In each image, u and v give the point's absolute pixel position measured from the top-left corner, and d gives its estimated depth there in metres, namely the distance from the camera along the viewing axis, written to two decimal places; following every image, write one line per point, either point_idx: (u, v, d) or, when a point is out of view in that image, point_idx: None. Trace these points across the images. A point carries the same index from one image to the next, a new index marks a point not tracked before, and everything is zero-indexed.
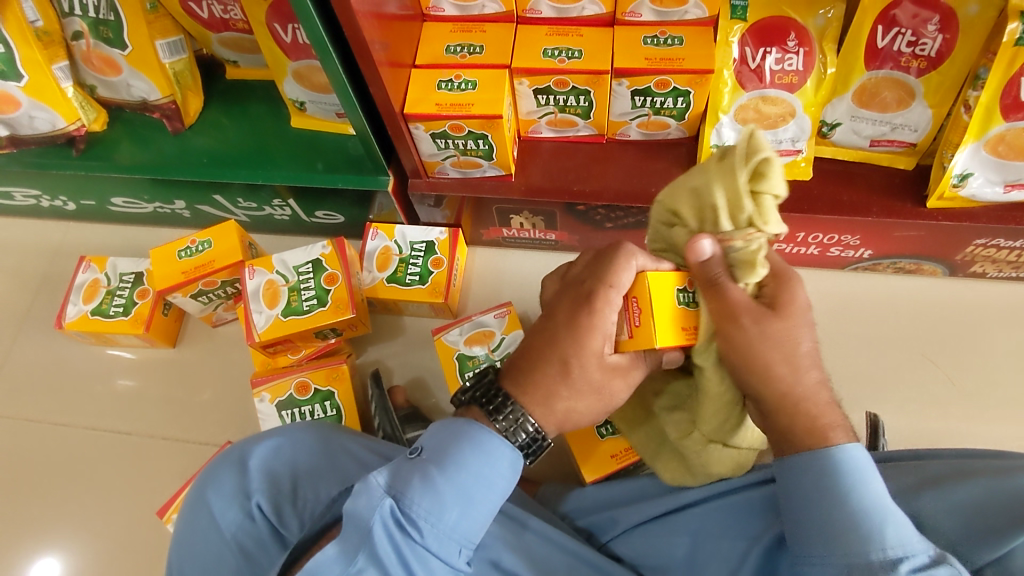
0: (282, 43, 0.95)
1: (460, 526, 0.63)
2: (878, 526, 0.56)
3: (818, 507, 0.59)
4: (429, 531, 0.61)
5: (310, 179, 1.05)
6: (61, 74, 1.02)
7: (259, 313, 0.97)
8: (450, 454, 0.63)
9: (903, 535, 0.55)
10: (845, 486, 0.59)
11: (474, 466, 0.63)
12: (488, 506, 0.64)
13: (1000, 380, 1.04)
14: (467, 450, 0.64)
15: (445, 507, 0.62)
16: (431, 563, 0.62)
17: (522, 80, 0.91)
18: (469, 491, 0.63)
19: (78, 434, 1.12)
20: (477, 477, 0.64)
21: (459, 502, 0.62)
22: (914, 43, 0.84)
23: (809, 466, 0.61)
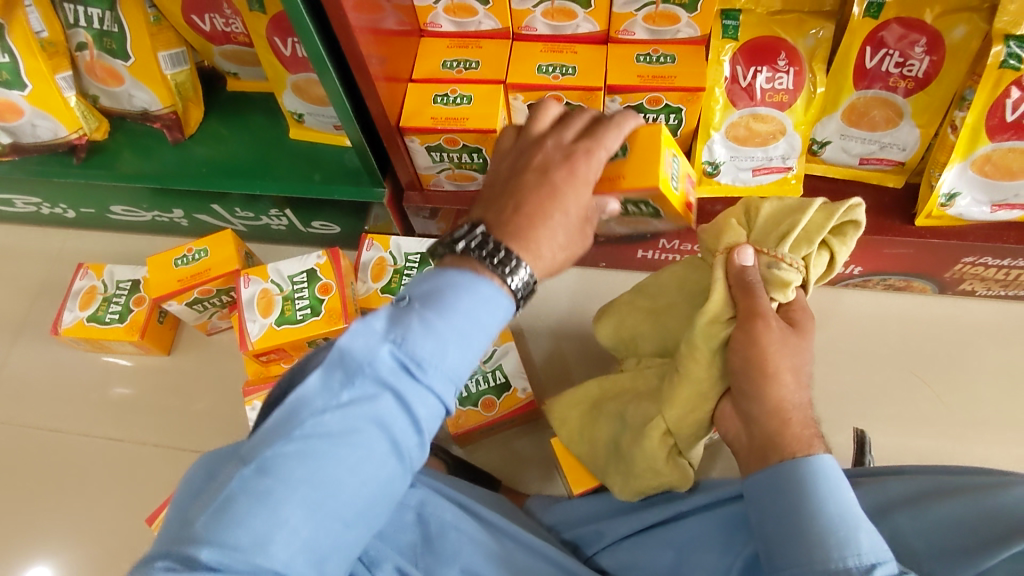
0: (281, 56, 0.96)
1: (456, 363, 0.53)
2: (852, 532, 0.57)
3: (794, 515, 0.60)
4: (428, 368, 0.52)
5: (307, 189, 1.06)
6: (65, 83, 1.04)
7: (253, 322, 0.98)
8: (443, 295, 0.53)
9: (874, 542, 0.56)
10: (821, 492, 0.60)
11: (466, 300, 0.54)
12: (483, 339, 0.54)
13: (990, 398, 1.04)
14: (457, 286, 0.54)
15: (442, 338, 0.52)
16: (429, 407, 0.53)
17: (516, 95, 0.93)
18: (461, 327, 0.53)
19: (71, 441, 1.13)
20: (472, 316, 0.54)
21: (453, 334, 0.53)
22: (902, 64, 0.86)
23: (786, 475, 0.62)
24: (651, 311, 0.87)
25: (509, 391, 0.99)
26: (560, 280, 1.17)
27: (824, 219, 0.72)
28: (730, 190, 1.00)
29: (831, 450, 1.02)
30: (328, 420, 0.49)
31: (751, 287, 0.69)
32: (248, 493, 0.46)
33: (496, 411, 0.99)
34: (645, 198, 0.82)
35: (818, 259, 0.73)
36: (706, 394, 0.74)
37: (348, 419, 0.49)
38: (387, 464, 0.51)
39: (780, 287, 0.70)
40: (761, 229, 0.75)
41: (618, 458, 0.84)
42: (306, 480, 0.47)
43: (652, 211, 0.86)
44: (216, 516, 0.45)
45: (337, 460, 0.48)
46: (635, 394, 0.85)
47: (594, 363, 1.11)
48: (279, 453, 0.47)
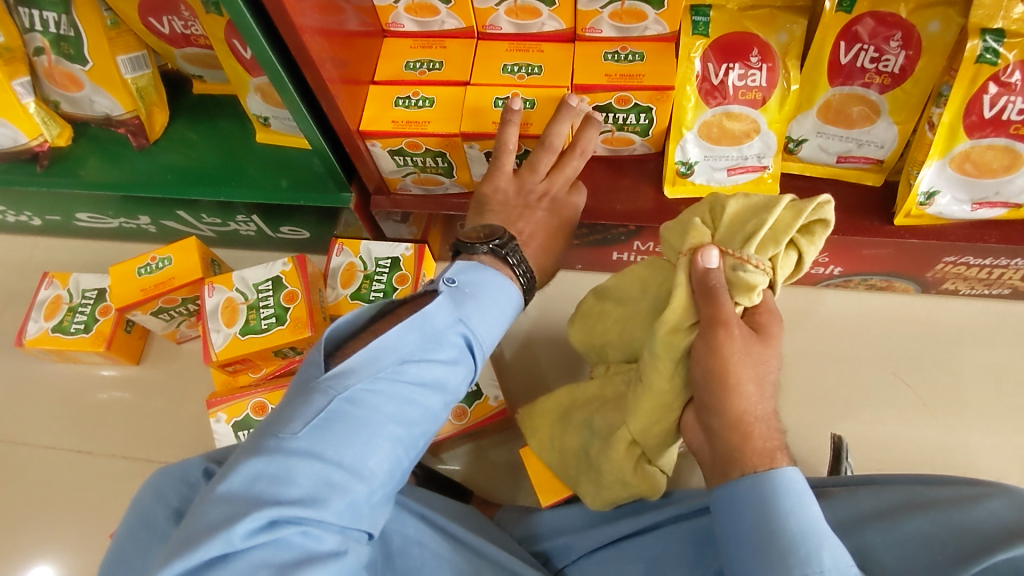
0: (242, 59, 0.93)
1: (491, 341, 0.69)
2: (813, 551, 0.53)
3: (752, 534, 0.56)
4: (479, 340, 0.67)
5: (273, 196, 1.04)
6: (22, 89, 1.01)
7: (217, 332, 0.96)
8: (485, 286, 0.70)
9: (837, 558, 0.52)
10: (780, 509, 0.55)
11: (498, 290, 0.70)
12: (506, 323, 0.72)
13: (974, 400, 1.01)
14: (488, 282, 0.70)
15: (487, 318, 0.69)
16: (466, 375, 0.67)
17: (472, 145, 0.88)
18: (493, 311, 0.69)
19: (41, 453, 1.11)
20: (502, 304, 0.71)
21: (490, 316, 0.69)
22: (878, 59, 0.83)
23: (744, 492, 0.57)
24: (618, 317, 0.84)
25: (481, 399, 0.97)
26: None
27: (791, 218, 0.69)
28: (705, 191, 0.97)
29: (810, 456, 1.00)
30: (407, 369, 0.60)
31: (715, 291, 0.64)
32: (345, 417, 0.55)
33: (467, 420, 0.96)
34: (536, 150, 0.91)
35: (785, 259, 0.70)
36: (669, 406, 0.71)
37: (422, 372, 0.61)
38: (436, 418, 0.63)
39: (746, 289, 0.67)
40: (726, 229, 0.71)
41: (587, 466, 0.83)
42: (388, 415, 0.58)
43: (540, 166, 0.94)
44: (318, 431, 0.54)
45: (409, 404, 0.60)
46: (602, 403, 0.84)
47: (569, 368, 1.09)
48: (368, 391, 0.57)
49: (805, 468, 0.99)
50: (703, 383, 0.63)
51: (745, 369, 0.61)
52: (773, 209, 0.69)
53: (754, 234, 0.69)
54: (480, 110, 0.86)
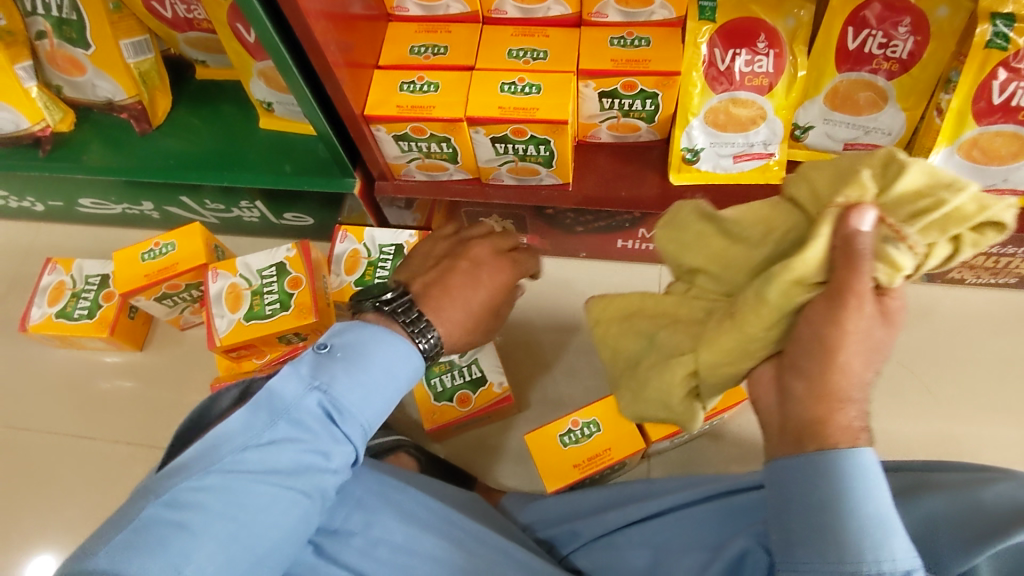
0: (246, 44, 0.92)
1: (359, 412, 0.64)
2: (884, 538, 0.50)
3: (819, 514, 0.52)
4: (349, 413, 0.63)
5: (276, 181, 1.03)
6: (25, 73, 1.01)
7: (221, 317, 0.96)
8: (362, 350, 0.64)
9: (907, 549, 0.50)
10: (850, 493, 0.52)
11: (378, 355, 0.65)
12: (386, 393, 0.65)
13: (976, 388, 1.03)
14: (373, 343, 0.65)
15: (351, 386, 0.63)
16: (336, 451, 0.62)
17: (478, 129, 0.87)
18: (374, 379, 0.64)
19: (44, 438, 1.12)
20: (384, 369, 0.65)
21: (363, 384, 0.64)
22: (886, 45, 0.82)
23: (818, 468, 0.53)
24: (719, 250, 0.60)
25: (486, 386, 0.97)
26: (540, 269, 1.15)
27: (972, 211, 0.51)
28: (710, 178, 0.96)
29: None
30: (248, 457, 0.56)
31: (860, 257, 0.50)
32: (162, 523, 0.52)
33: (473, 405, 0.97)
34: (545, 136, 0.87)
35: (941, 252, 0.53)
36: (753, 351, 0.57)
37: (275, 454, 0.58)
38: (301, 502, 0.59)
39: (890, 269, 0.51)
40: (891, 193, 0.52)
41: (628, 375, 0.65)
42: (223, 511, 0.54)
43: (547, 156, 0.91)
44: (123, 548, 0.49)
45: (249, 498, 0.55)
46: (673, 321, 0.63)
47: (573, 356, 1.09)
48: (197, 487, 0.54)
49: None
50: (802, 346, 0.54)
51: (854, 348, 0.52)
52: (961, 190, 0.51)
53: (925, 211, 0.51)
54: (485, 94, 0.86)
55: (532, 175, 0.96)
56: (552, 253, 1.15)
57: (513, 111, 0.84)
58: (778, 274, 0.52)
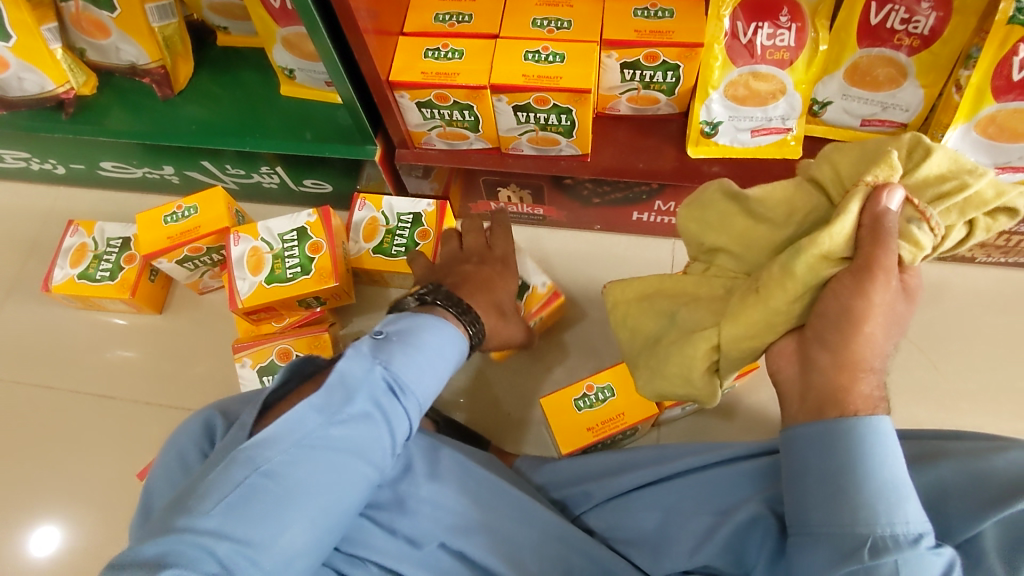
0: (271, 8, 0.93)
1: (421, 391, 0.67)
2: (900, 500, 0.51)
3: (836, 476, 0.53)
4: (409, 392, 0.65)
5: (298, 147, 1.04)
6: (49, 35, 1.01)
7: (243, 280, 0.98)
8: (414, 335, 0.70)
9: (919, 513, 0.51)
10: (869, 457, 0.53)
11: (428, 341, 0.70)
12: (440, 378, 0.71)
13: (982, 365, 1.04)
14: (426, 331, 0.71)
15: (414, 367, 0.66)
16: (402, 425, 0.64)
17: (501, 97, 0.88)
18: (428, 359, 0.69)
19: (65, 397, 1.14)
20: (436, 351, 0.71)
21: (425, 366, 0.68)
22: (908, 20, 0.82)
23: (841, 433, 0.54)
24: (743, 229, 0.62)
25: (531, 289, 1.01)
26: (555, 241, 1.17)
27: (992, 195, 0.54)
28: (727, 151, 0.98)
29: None
30: (335, 431, 0.57)
31: (885, 233, 0.52)
32: (263, 493, 0.52)
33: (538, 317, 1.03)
34: (567, 105, 0.88)
35: (956, 234, 0.56)
36: (776, 326, 0.58)
37: (352, 429, 0.59)
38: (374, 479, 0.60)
39: (911, 246, 0.54)
40: (918, 174, 0.55)
41: (652, 351, 0.67)
42: (311, 486, 0.54)
43: (567, 125, 0.92)
44: (233, 512, 0.50)
45: (334, 469, 0.56)
46: (694, 299, 0.65)
47: (586, 326, 1.10)
48: (290, 460, 0.54)
49: None
50: (828, 320, 0.56)
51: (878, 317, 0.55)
52: (981, 175, 0.54)
53: (948, 194, 0.54)
54: (509, 62, 0.87)
55: (551, 145, 0.98)
56: (566, 225, 1.16)
57: (536, 79, 0.85)
58: (805, 248, 0.54)
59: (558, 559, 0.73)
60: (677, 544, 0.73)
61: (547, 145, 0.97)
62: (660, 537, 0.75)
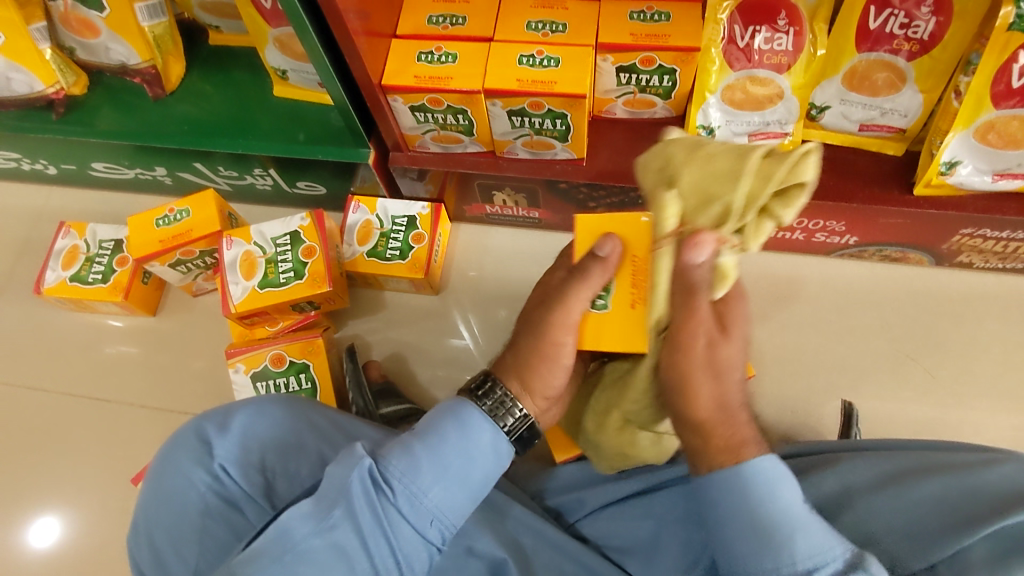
0: (262, 9, 0.91)
1: (433, 497, 0.62)
2: (788, 539, 0.57)
3: (737, 516, 0.60)
4: (403, 494, 0.61)
5: (290, 149, 1.03)
6: (38, 35, 1.00)
7: (235, 284, 0.97)
8: (434, 426, 0.64)
9: (813, 545, 0.56)
10: (759, 497, 0.59)
11: (451, 437, 0.64)
12: (466, 484, 0.64)
13: (980, 371, 1.03)
14: (449, 426, 0.64)
15: (419, 472, 0.62)
16: (397, 531, 0.61)
17: (495, 102, 0.87)
18: (449, 462, 0.63)
19: (58, 400, 1.13)
20: (461, 452, 0.64)
21: (436, 471, 0.62)
22: (907, 25, 0.81)
23: (723, 481, 0.60)
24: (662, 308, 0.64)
25: None
26: (551, 244, 1.16)
27: (782, 177, 0.55)
28: None
29: (817, 421, 1.02)
30: (317, 541, 0.58)
31: (689, 296, 0.58)
32: None
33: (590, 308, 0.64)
34: (562, 109, 0.87)
35: (759, 228, 0.57)
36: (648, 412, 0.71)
37: (333, 538, 0.58)
38: None
39: (721, 275, 0.60)
40: (718, 198, 0.57)
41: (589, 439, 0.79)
42: None
43: (562, 130, 0.91)
44: None
45: None
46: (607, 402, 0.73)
47: None
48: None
49: (809, 432, 1.02)
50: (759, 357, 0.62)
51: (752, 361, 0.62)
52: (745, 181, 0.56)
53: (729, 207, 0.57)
54: (503, 66, 0.85)
55: (546, 148, 0.97)
56: (562, 228, 1.15)
57: (530, 84, 0.84)
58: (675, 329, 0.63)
59: (552, 563, 0.74)
60: (671, 554, 0.73)
61: (542, 149, 0.97)
62: (653, 545, 0.75)
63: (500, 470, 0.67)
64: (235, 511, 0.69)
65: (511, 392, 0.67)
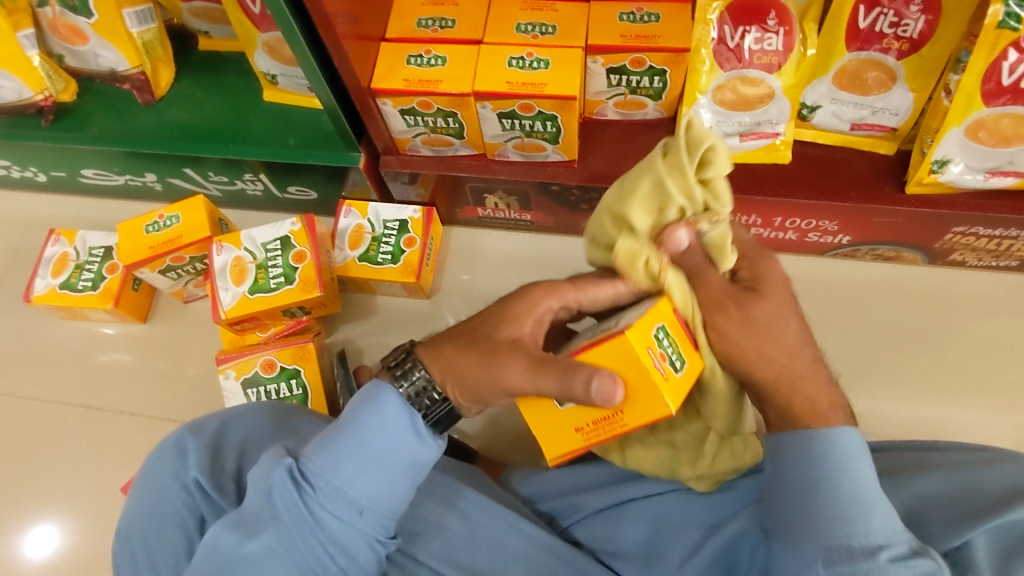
0: (251, 14, 0.91)
1: (356, 487, 0.60)
2: (863, 514, 0.55)
3: (808, 486, 0.58)
4: (324, 487, 0.59)
5: (281, 155, 1.03)
6: (27, 42, 1.00)
7: (225, 290, 0.96)
8: (350, 415, 0.62)
9: (885, 525, 0.55)
10: (836, 471, 0.57)
11: (365, 424, 0.61)
12: (395, 470, 0.61)
13: (975, 369, 1.03)
14: (368, 414, 0.61)
15: (337, 463, 0.60)
16: (324, 525, 0.59)
17: (485, 104, 0.87)
18: (367, 449, 0.60)
19: (48, 409, 1.12)
20: (377, 436, 0.61)
21: (353, 459, 0.60)
22: (897, 24, 0.81)
23: (800, 447, 0.59)
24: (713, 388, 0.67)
25: None
26: (544, 247, 1.15)
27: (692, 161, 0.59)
28: None
29: None
30: (249, 547, 0.59)
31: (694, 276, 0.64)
32: None
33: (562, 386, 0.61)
34: (552, 112, 0.87)
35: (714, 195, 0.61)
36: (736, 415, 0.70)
37: (262, 542, 0.59)
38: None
39: (722, 252, 0.63)
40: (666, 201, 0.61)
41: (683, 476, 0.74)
42: None
43: (553, 132, 0.91)
44: None
45: None
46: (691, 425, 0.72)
47: None
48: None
49: None
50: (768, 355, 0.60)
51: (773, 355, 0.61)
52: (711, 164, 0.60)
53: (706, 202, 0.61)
54: (493, 69, 0.85)
55: (537, 151, 0.96)
56: (555, 230, 1.15)
57: (520, 86, 0.84)
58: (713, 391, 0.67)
59: (544, 569, 0.72)
60: (668, 557, 0.73)
61: (534, 151, 0.96)
62: (649, 549, 0.75)
63: (429, 446, 0.63)
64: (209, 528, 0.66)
65: (431, 378, 0.65)
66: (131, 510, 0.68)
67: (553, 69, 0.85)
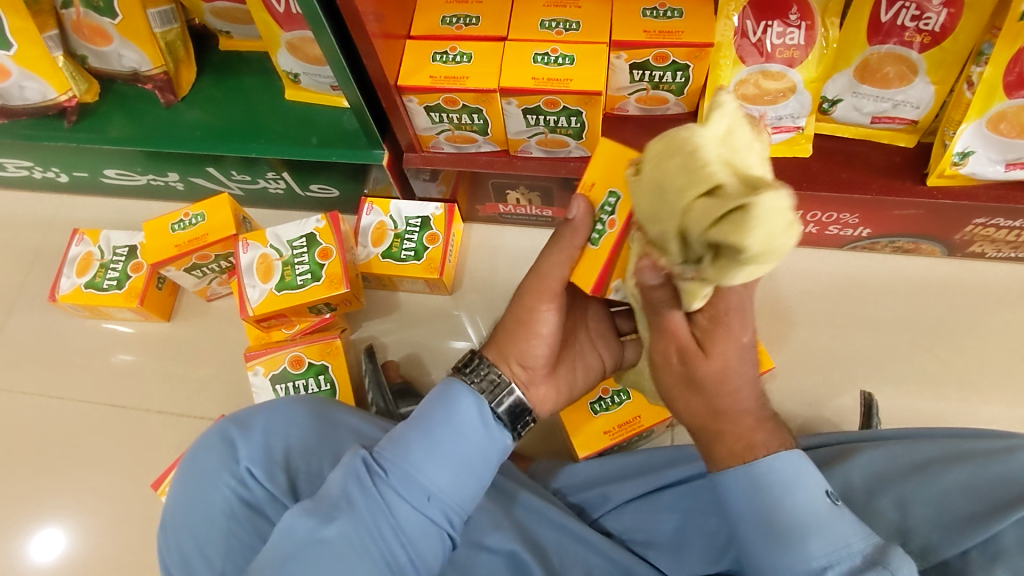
0: (276, 13, 0.92)
1: (431, 476, 0.62)
2: (801, 538, 0.57)
3: (747, 514, 0.61)
4: (402, 476, 0.61)
5: (303, 153, 1.03)
6: (52, 43, 1.01)
7: (253, 287, 0.97)
8: (425, 414, 0.65)
9: (828, 544, 0.56)
10: (771, 498, 0.59)
11: (442, 416, 0.64)
12: (466, 462, 0.63)
13: (996, 361, 1.04)
14: (439, 411, 0.65)
15: (412, 452, 0.62)
16: (399, 511, 0.60)
17: (510, 100, 0.88)
18: (441, 441, 0.63)
19: (73, 407, 1.13)
20: (450, 429, 0.64)
21: (429, 449, 0.62)
22: (919, 17, 0.82)
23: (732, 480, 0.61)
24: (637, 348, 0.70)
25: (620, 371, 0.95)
26: None
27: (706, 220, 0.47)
28: None
29: (837, 413, 1.03)
30: (325, 533, 0.58)
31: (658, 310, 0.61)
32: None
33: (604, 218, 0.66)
34: (577, 107, 0.88)
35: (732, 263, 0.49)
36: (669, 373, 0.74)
37: (339, 528, 0.58)
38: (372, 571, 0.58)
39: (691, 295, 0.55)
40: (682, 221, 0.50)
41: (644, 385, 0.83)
42: None
43: (576, 127, 0.92)
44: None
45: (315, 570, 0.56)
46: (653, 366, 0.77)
47: None
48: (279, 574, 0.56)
49: (828, 425, 1.02)
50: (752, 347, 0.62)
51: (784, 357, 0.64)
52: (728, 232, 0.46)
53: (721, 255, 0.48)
54: (518, 65, 0.86)
55: (559, 146, 0.97)
56: None
57: (545, 82, 0.85)
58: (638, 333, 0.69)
59: (576, 556, 0.74)
60: (697, 545, 0.74)
61: (556, 147, 0.97)
62: (678, 538, 0.76)
63: (495, 443, 0.66)
64: (261, 516, 0.68)
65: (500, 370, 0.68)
66: (177, 504, 0.68)
67: (578, 64, 0.85)
